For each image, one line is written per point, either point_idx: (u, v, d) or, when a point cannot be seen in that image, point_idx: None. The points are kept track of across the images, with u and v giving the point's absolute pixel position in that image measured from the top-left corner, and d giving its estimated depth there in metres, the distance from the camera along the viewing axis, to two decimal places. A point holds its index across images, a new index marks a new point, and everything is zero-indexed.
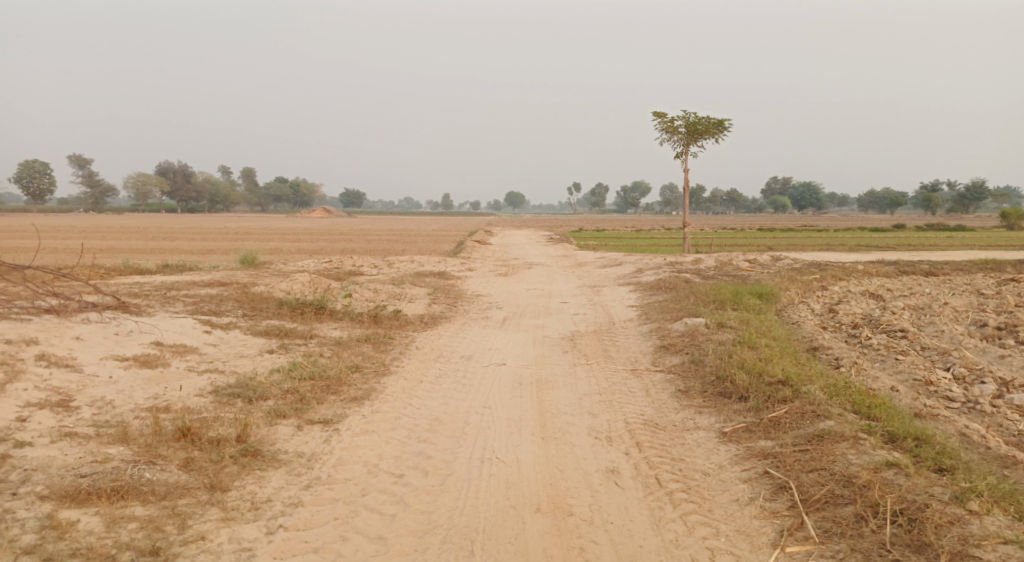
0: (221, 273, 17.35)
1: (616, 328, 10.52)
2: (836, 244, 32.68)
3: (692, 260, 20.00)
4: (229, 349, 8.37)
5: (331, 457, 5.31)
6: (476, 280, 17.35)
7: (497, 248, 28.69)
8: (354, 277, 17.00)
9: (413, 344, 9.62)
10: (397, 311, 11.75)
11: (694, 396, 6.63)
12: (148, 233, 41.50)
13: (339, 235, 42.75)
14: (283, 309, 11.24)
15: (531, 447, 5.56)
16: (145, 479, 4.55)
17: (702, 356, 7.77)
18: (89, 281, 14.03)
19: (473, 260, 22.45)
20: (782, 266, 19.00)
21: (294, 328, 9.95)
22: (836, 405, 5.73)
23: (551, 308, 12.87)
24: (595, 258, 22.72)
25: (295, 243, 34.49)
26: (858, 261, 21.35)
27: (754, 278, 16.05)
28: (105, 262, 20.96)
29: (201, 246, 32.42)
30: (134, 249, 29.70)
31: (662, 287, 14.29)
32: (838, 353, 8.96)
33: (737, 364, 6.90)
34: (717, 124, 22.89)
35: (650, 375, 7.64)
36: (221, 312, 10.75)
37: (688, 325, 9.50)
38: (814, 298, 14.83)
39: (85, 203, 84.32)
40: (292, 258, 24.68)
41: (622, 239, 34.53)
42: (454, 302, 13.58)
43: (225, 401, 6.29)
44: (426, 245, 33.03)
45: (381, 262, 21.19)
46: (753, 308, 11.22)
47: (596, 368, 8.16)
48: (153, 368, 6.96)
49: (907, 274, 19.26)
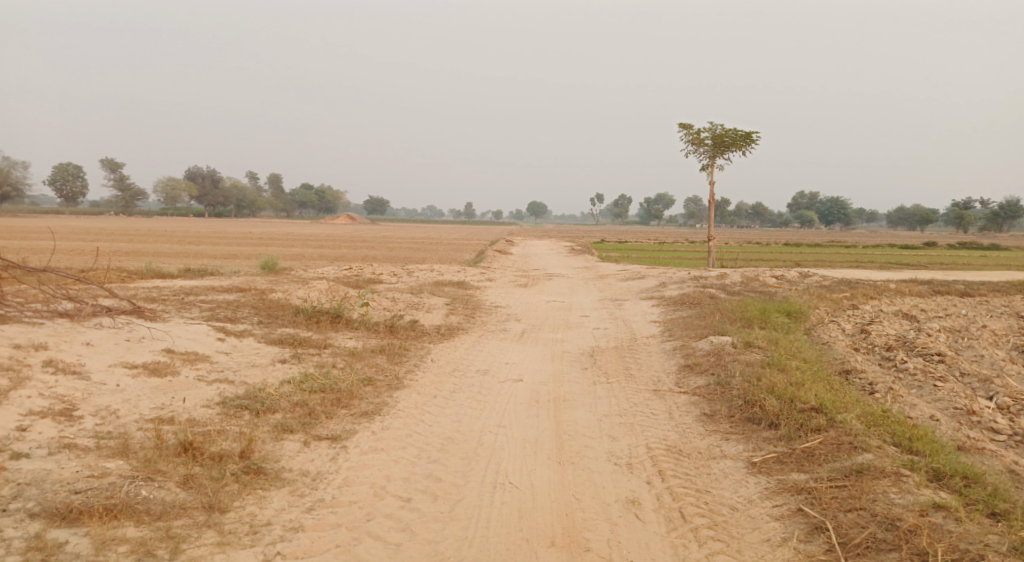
0: (241, 278, 17.32)
1: (638, 344, 10.17)
2: (866, 261, 31.89)
3: (717, 275, 19.54)
4: (240, 358, 8.20)
5: (337, 477, 5.07)
6: (496, 290, 17.12)
7: (518, 259, 28.40)
8: (373, 285, 16.85)
9: (428, 357, 9.38)
10: (414, 321, 11.54)
11: (721, 421, 6.29)
12: (174, 237, 41.85)
13: (361, 242, 42.91)
14: (299, 318, 11.08)
15: (547, 473, 5.27)
16: (140, 497, 4.35)
17: (729, 377, 7.42)
18: (110, 283, 14.05)
19: (494, 270, 22.24)
20: (811, 283, 18.47)
21: (309, 337, 9.78)
22: (875, 436, 5.36)
23: (572, 321, 12.55)
24: (617, 270, 22.33)
25: (317, 249, 34.54)
26: (889, 279, 20.70)
27: (781, 295, 15.59)
28: (129, 265, 21.13)
29: (224, 251, 32.60)
30: (160, 252, 29.99)
31: (686, 302, 13.88)
32: (873, 378, 8.52)
33: (766, 388, 6.54)
34: (745, 137, 22.44)
35: (673, 396, 7.30)
36: (236, 319, 10.62)
37: (713, 344, 9.13)
38: (844, 317, 14.32)
39: (116, 207, 85.86)
40: (313, 264, 24.63)
41: (646, 251, 34.08)
42: (472, 314, 13.33)
43: (231, 414, 6.09)
44: (447, 253, 32.93)
45: (401, 270, 21.06)
46: (781, 327, 10.79)
47: (616, 387, 7.85)
48: (161, 377, 6.82)
49: (941, 294, 18.59)
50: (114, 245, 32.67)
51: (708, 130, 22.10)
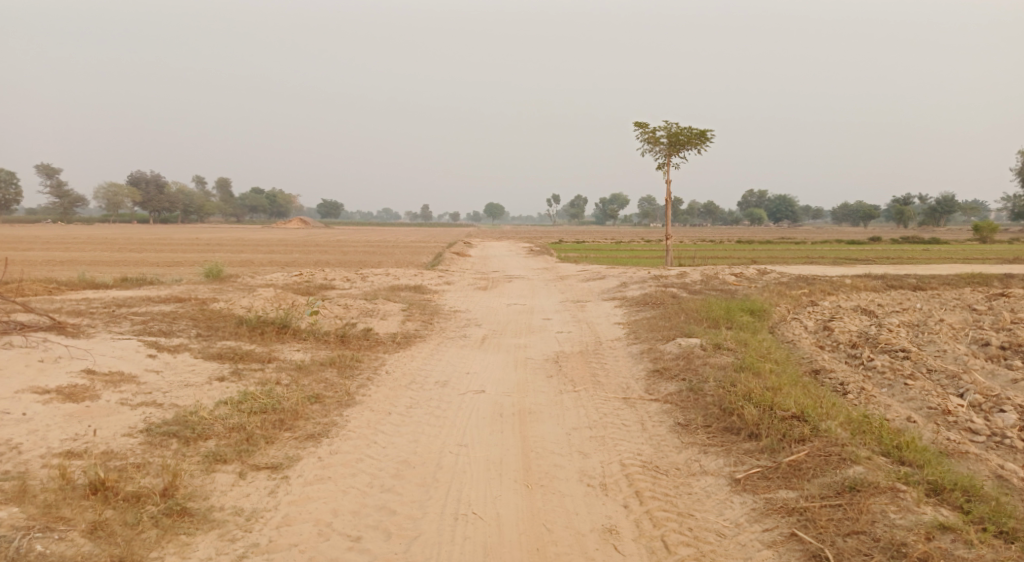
0: (182, 288, 16.28)
1: (603, 349, 9.74)
2: (818, 257, 32.44)
3: (677, 273, 19.41)
4: (173, 376, 7.44)
5: (276, 515, 4.46)
6: (454, 294, 16.53)
7: (476, 261, 27.83)
8: (325, 292, 16.07)
9: (382, 368, 8.76)
10: (367, 330, 10.87)
11: (697, 431, 5.90)
12: (116, 245, 39.85)
13: (314, 246, 41.84)
14: (242, 329, 10.29)
15: (515, 499, 4.78)
16: (33, 553, 3.66)
17: (701, 383, 7.05)
18: (34, 296, 12.94)
19: (452, 272, 21.64)
20: (770, 280, 18.46)
21: (252, 351, 9.04)
22: (863, 446, 5.03)
23: (534, 325, 12.07)
24: (577, 271, 21.97)
25: (267, 255, 33.22)
26: (844, 274, 20.91)
27: (742, 293, 15.47)
28: (60, 275, 19.79)
29: (167, 258, 30.97)
30: (97, 260, 28.40)
31: (649, 303, 13.55)
32: (844, 377, 8.28)
33: (742, 395, 6.17)
34: (700, 135, 22.41)
35: (645, 405, 6.88)
36: (172, 333, 9.77)
37: (682, 347, 8.76)
38: (805, 314, 14.24)
39: (53, 213, 81.75)
40: (263, 271, 23.54)
41: (603, 251, 33.98)
42: (430, 320, 12.72)
43: (155, 444, 5.38)
44: (404, 256, 32.11)
45: (354, 275, 20.30)
46: (748, 327, 10.52)
47: (584, 395, 7.39)
48: (78, 402, 6.04)
49: (895, 289, 18.82)
50: (49, 254, 30.75)
51: (664, 128, 21.97)
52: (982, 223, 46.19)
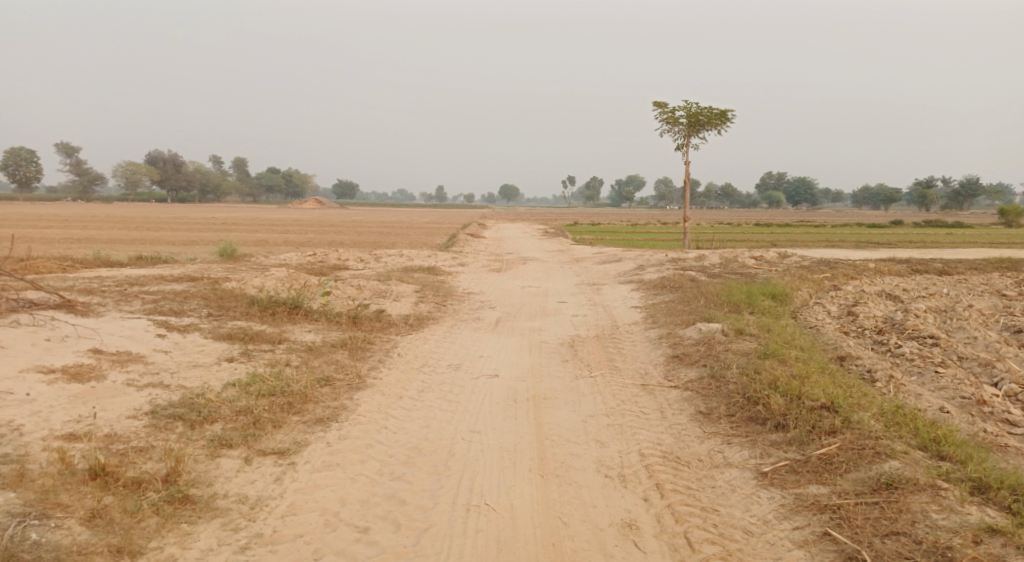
0: (196, 267, 16.21)
1: (620, 333, 9.48)
2: (839, 241, 31.79)
3: (695, 256, 19.02)
4: (181, 357, 7.30)
5: (281, 504, 4.29)
6: (468, 276, 16.32)
7: (490, 242, 27.60)
8: (338, 272, 15.91)
9: (394, 351, 8.58)
10: (379, 311, 10.69)
11: (720, 420, 5.65)
12: (134, 223, 40.03)
13: (328, 227, 41.82)
14: (253, 309, 10.15)
15: (529, 490, 4.58)
16: (27, 542, 3.52)
17: (724, 370, 6.78)
18: (47, 274, 12.90)
19: (466, 254, 21.40)
20: (791, 264, 18.05)
21: (263, 331, 8.88)
22: (899, 440, 4.76)
23: (549, 308, 11.82)
24: (593, 253, 21.66)
25: (282, 235, 33.15)
26: (867, 258, 20.40)
27: (762, 276, 15.10)
28: (77, 253, 19.83)
29: (184, 237, 31.07)
30: (114, 239, 28.57)
31: (667, 286, 13.24)
32: (871, 365, 7.96)
33: (768, 383, 5.90)
34: (721, 115, 21.87)
35: (664, 392, 6.64)
36: (182, 312, 9.65)
37: (702, 332, 8.48)
38: (828, 299, 13.85)
39: (73, 192, 82.48)
40: (277, 251, 23.48)
41: (619, 233, 33.58)
42: (443, 302, 12.52)
43: (160, 427, 5.23)
44: (418, 237, 31.92)
45: (368, 256, 20.14)
46: (770, 312, 10.20)
47: (601, 381, 7.16)
48: (83, 383, 5.91)
49: (920, 273, 18.32)
50: (67, 232, 30.96)
51: (683, 108, 21.47)
52: (1008, 206, 45.07)
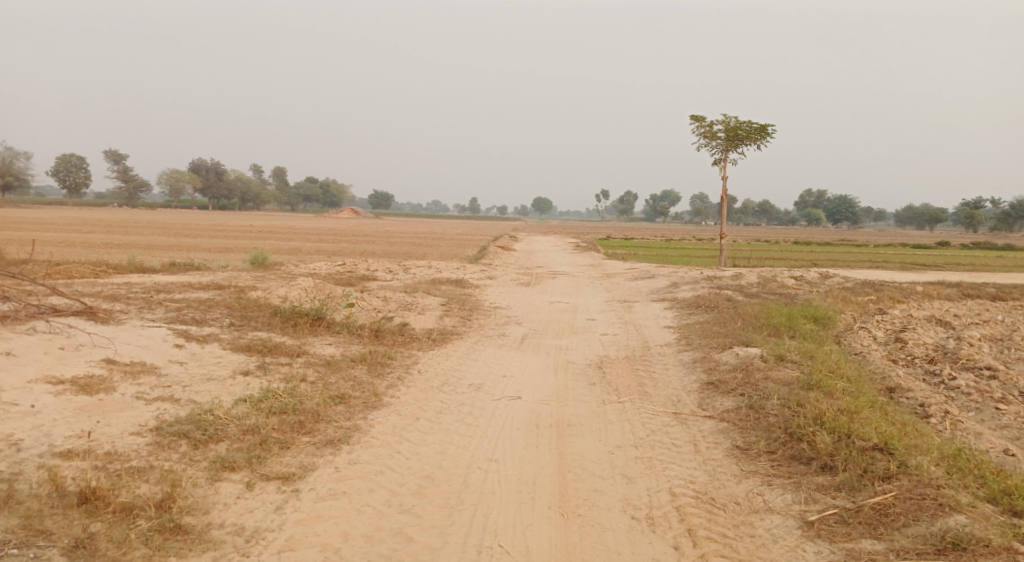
0: (225, 275, 16.24)
1: (651, 355, 9.03)
2: (883, 262, 30.68)
3: (731, 274, 18.40)
4: (196, 369, 7.11)
5: (279, 537, 3.99)
6: (496, 289, 16.01)
7: (521, 255, 27.32)
8: (366, 283, 15.78)
9: (415, 367, 8.29)
10: (403, 325, 10.43)
11: (759, 458, 5.19)
12: (173, 230, 40.80)
13: (360, 236, 42.18)
14: (275, 320, 9.99)
15: (547, 531, 4.21)
16: None
17: (763, 401, 6.30)
18: (79, 279, 12.99)
19: (496, 267, 21.12)
20: (833, 285, 17.32)
21: (282, 343, 8.68)
22: (965, 488, 4.25)
23: (577, 326, 11.40)
24: (625, 269, 21.16)
25: (315, 244, 33.43)
26: (914, 281, 19.49)
27: (803, 297, 14.47)
28: (114, 258, 20.15)
29: (219, 244, 31.52)
30: (152, 244, 29.13)
31: (702, 306, 12.70)
32: (924, 398, 7.37)
33: (812, 417, 5.42)
34: (760, 129, 21.24)
35: (698, 423, 6.19)
36: (204, 322, 9.53)
37: (739, 358, 7.98)
38: (873, 323, 13.15)
39: (119, 198, 84.97)
40: (308, 260, 23.54)
41: (653, 249, 33.00)
42: (469, 316, 12.20)
43: (162, 446, 5.00)
44: (449, 249, 31.82)
45: (397, 267, 19.99)
46: (812, 338, 9.62)
47: (629, 407, 6.75)
48: (91, 395, 5.73)
49: (972, 298, 17.38)
50: (112, 238, 31.74)
51: (722, 122, 20.92)
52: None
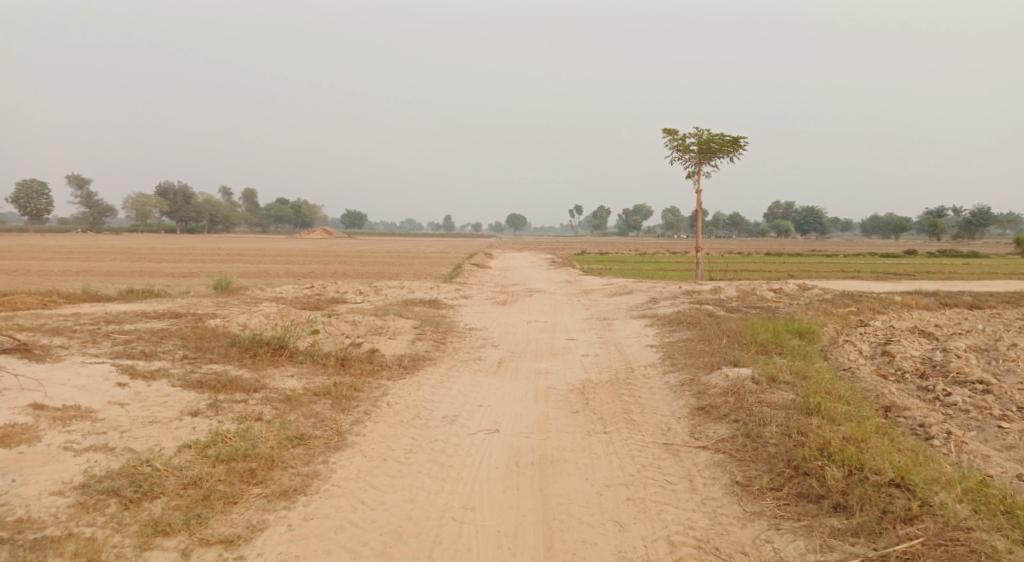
0: (185, 301, 15.40)
1: (636, 378, 8.52)
2: (858, 272, 30.78)
3: (710, 288, 18.09)
4: (139, 411, 6.42)
5: None
6: (471, 310, 15.43)
7: (496, 273, 26.83)
8: (335, 307, 15.07)
9: (384, 399, 7.68)
10: (372, 352, 9.79)
11: (763, 496, 4.71)
12: (138, 255, 39.58)
13: (332, 257, 41.37)
14: (232, 351, 9.30)
15: None
16: None
17: (761, 429, 5.85)
18: (22, 311, 12.11)
19: (471, 286, 20.56)
20: (812, 297, 17.10)
21: (239, 377, 8.01)
22: (996, 530, 3.86)
23: (556, 347, 10.87)
24: (603, 285, 20.75)
25: (285, 266, 32.47)
26: (892, 291, 19.40)
27: (784, 311, 14.19)
28: (67, 287, 19.11)
29: (185, 268, 30.42)
30: (112, 271, 27.88)
31: (683, 323, 12.27)
32: (924, 417, 6.98)
33: (817, 447, 4.96)
34: (733, 142, 21.12)
35: (692, 455, 5.71)
36: (154, 355, 8.80)
37: (729, 379, 7.52)
38: (857, 336, 12.86)
39: (82, 223, 82.61)
40: (276, 283, 22.70)
41: (629, 263, 32.73)
42: (443, 340, 11.60)
43: (86, 506, 4.35)
44: (423, 268, 31.12)
45: (368, 288, 19.28)
46: (802, 354, 9.22)
47: (616, 438, 6.25)
48: (10, 446, 5.05)
49: (949, 307, 17.29)
50: (70, 265, 30.43)
51: (695, 136, 20.77)
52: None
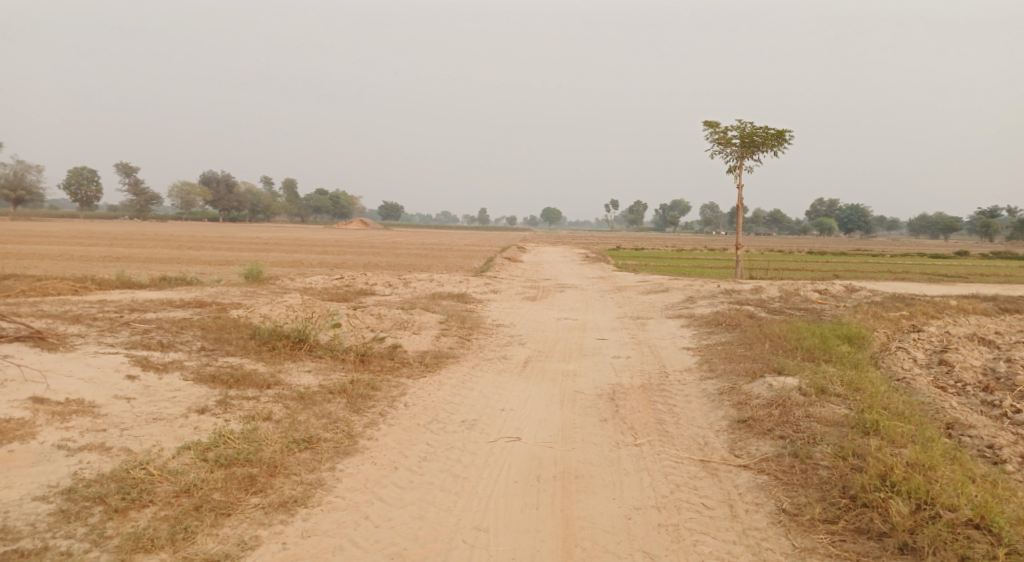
0: (214, 290, 15.32)
1: (670, 384, 7.95)
2: (907, 273, 29.33)
3: (750, 288, 17.28)
4: (144, 406, 6.16)
5: None
6: (500, 305, 14.96)
7: (528, 267, 26.33)
8: (362, 299, 14.77)
9: (401, 399, 7.29)
10: (393, 347, 9.40)
11: (814, 529, 4.15)
12: (180, 242, 40.22)
13: (366, 247, 41.37)
14: (250, 344, 9.03)
15: None
16: None
17: (812, 450, 5.24)
18: (51, 297, 12.10)
19: (501, 280, 20.11)
20: (860, 299, 16.16)
21: (254, 372, 7.71)
22: None
23: (586, 347, 10.33)
24: (637, 281, 20.08)
25: (320, 256, 32.59)
26: (946, 294, 18.26)
27: (830, 314, 13.37)
28: (103, 273, 19.29)
29: (221, 256, 30.68)
30: (152, 258, 28.30)
31: (722, 325, 11.60)
32: (993, 438, 6.26)
33: (879, 475, 4.36)
34: (778, 135, 20.18)
35: (732, 475, 5.16)
36: (171, 346, 8.57)
37: (773, 390, 6.90)
38: (909, 342, 12.01)
39: (128, 211, 84.85)
40: (308, 273, 22.61)
41: (665, 260, 31.84)
42: (468, 336, 11.16)
43: (68, 516, 4.06)
44: (455, 261, 30.77)
45: (396, 280, 18.97)
46: (851, 362, 8.52)
47: (648, 452, 5.72)
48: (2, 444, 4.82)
49: (1010, 313, 16.15)
50: (113, 251, 30.99)
51: (737, 128, 19.90)
52: None
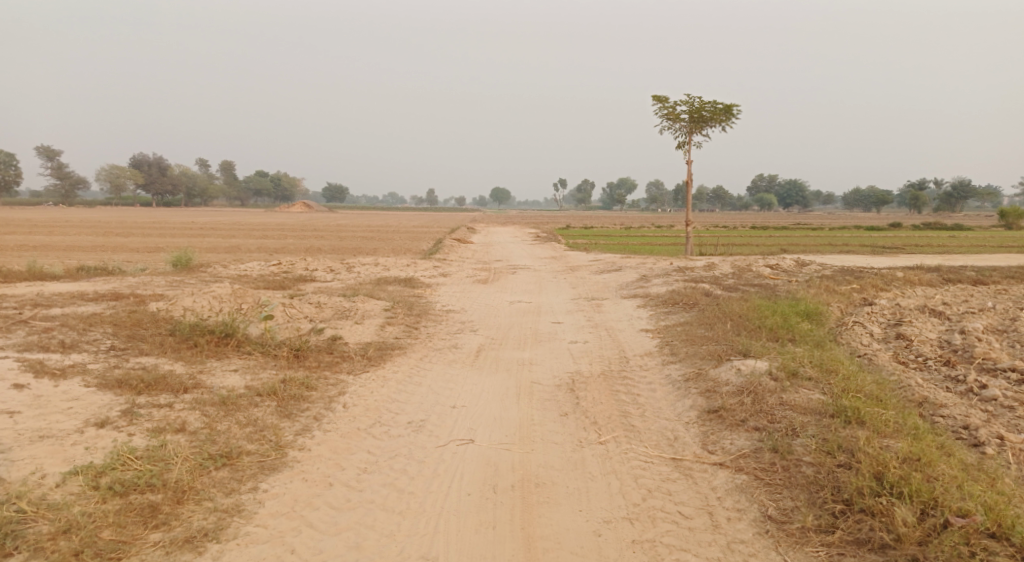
0: (136, 280, 14.04)
1: (632, 371, 7.43)
2: (850, 246, 29.87)
3: (703, 265, 17.05)
4: (30, 421, 5.25)
5: None
6: (449, 289, 14.21)
7: (479, 248, 25.58)
8: (301, 286, 13.79)
9: (340, 400, 6.54)
10: (333, 340, 8.59)
11: (808, 541, 3.69)
12: (108, 229, 37.72)
13: (310, 231, 39.74)
14: (169, 341, 8.07)
15: None
16: None
17: (793, 444, 4.76)
18: None
19: (451, 262, 19.34)
20: (811, 274, 16.09)
21: (170, 374, 6.79)
22: None
23: (542, 332, 9.74)
24: (590, 261, 19.64)
25: (260, 240, 31.03)
26: (891, 266, 18.43)
27: (785, 289, 13.16)
28: (14, 265, 17.60)
29: (153, 243, 28.81)
30: (76, 246, 26.25)
31: (680, 304, 11.21)
32: (967, 418, 5.97)
33: (873, 475, 3.93)
34: (726, 109, 19.95)
35: (710, 476, 4.64)
36: (74, 347, 7.54)
37: (743, 376, 6.44)
38: (864, 315, 11.89)
39: (53, 196, 79.78)
40: (245, 259, 21.30)
41: (616, 238, 31.57)
42: (416, 324, 10.42)
43: None
44: (404, 243, 29.71)
45: (339, 264, 17.95)
46: (814, 340, 8.20)
47: (615, 452, 5.16)
48: None
49: (954, 283, 16.36)
50: (32, 239, 28.65)
51: (686, 103, 19.59)
52: (1008, 208, 42.78)
